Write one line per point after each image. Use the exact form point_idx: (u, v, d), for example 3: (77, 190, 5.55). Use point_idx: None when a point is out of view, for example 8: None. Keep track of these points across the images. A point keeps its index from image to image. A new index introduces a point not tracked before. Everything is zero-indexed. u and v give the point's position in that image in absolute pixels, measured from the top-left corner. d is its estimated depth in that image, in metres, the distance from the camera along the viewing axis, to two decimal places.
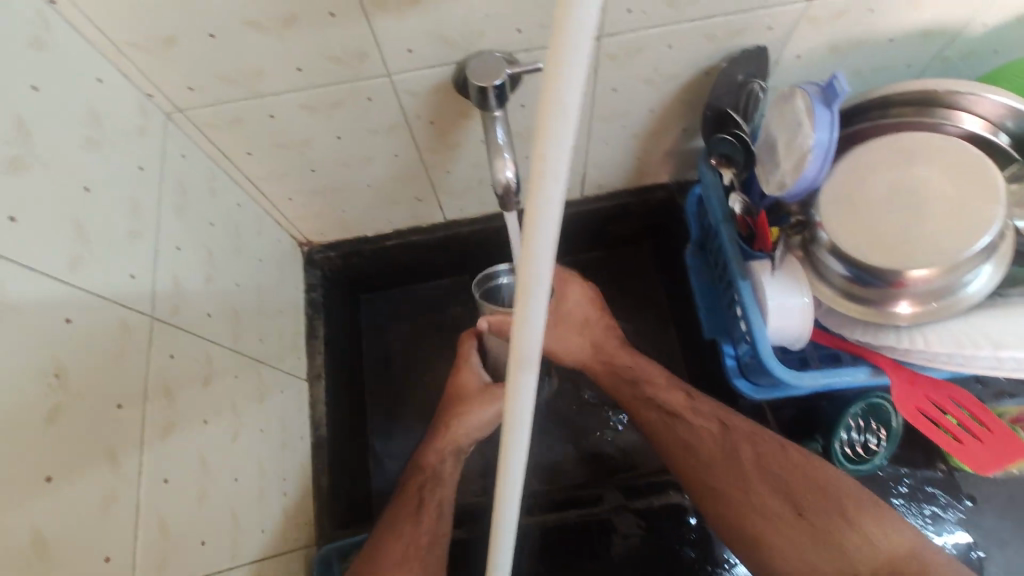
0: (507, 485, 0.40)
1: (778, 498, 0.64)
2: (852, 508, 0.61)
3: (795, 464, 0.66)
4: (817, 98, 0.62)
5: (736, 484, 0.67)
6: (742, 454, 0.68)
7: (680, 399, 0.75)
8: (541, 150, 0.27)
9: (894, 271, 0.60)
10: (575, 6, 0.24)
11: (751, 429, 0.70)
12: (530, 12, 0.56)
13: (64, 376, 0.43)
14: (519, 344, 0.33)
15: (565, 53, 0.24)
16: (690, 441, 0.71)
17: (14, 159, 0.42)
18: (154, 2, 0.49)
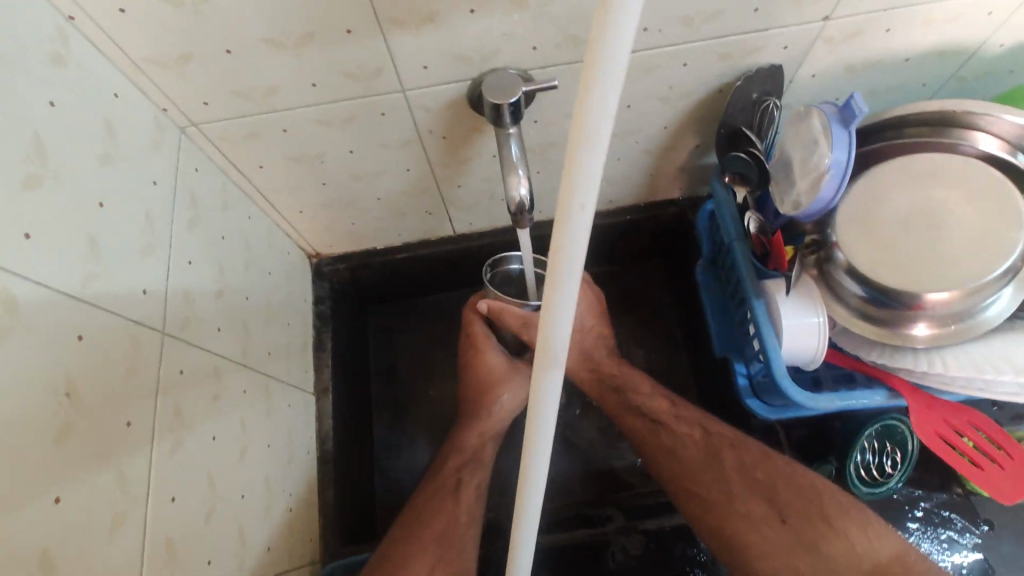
0: (531, 464, 0.42)
1: (763, 504, 0.64)
2: (837, 514, 0.61)
3: (778, 470, 0.66)
4: (834, 118, 0.61)
5: (719, 490, 0.66)
6: (727, 460, 0.68)
7: (664, 406, 0.74)
8: (575, 152, 0.29)
9: (913, 294, 0.59)
10: (611, 21, 0.26)
11: (734, 436, 0.70)
12: (546, 30, 0.56)
13: (75, 395, 0.43)
14: (547, 332, 0.35)
15: (600, 64, 0.27)
16: (676, 448, 0.70)
17: (31, 175, 0.42)
18: (171, 19, 0.49)
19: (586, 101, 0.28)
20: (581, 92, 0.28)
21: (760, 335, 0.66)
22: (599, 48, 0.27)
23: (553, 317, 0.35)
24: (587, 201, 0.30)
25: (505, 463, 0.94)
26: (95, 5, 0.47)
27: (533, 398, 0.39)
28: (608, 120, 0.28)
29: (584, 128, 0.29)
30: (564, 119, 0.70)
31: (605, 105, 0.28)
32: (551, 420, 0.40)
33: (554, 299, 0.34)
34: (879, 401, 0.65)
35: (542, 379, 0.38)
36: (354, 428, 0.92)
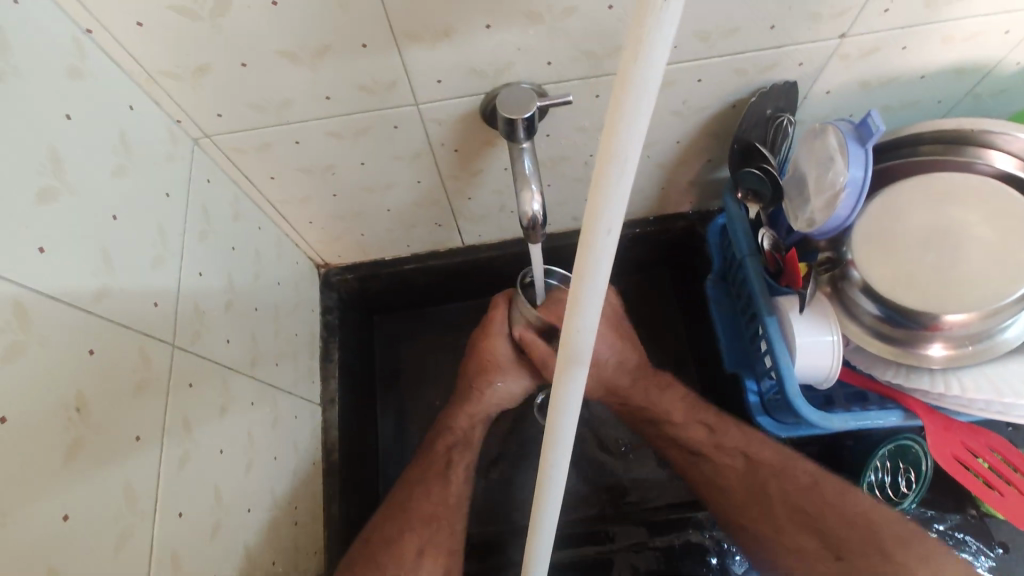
0: (551, 460, 0.44)
1: (816, 540, 0.66)
2: (895, 546, 0.61)
3: (827, 500, 0.67)
4: (850, 136, 0.61)
5: (770, 525, 0.69)
6: (773, 493, 0.69)
7: (702, 435, 0.75)
8: (605, 167, 0.30)
9: (930, 315, 0.59)
10: (645, 43, 0.27)
11: (778, 464, 0.70)
12: (561, 45, 0.56)
13: (85, 410, 0.43)
14: (572, 337, 0.37)
15: (633, 84, 0.28)
16: (719, 481, 0.73)
17: (46, 189, 0.42)
18: (188, 33, 0.49)
19: (617, 123, 0.29)
20: (611, 116, 0.29)
21: (772, 352, 0.65)
22: (632, 74, 0.27)
23: (578, 323, 0.36)
24: (615, 216, 0.32)
25: (511, 477, 0.93)
26: (113, 18, 0.47)
27: (556, 398, 0.40)
28: (638, 141, 0.29)
29: (614, 150, 0.30)
30: (576, 133, 0.69)
31: (635, 127, 0.29)
32: (573, 419, 0.42)
33: (580, 308, 0.36)
34: (895, 422, 0.64)
35: (565, 382, 0.39)
36: (359, 439, 0.91)
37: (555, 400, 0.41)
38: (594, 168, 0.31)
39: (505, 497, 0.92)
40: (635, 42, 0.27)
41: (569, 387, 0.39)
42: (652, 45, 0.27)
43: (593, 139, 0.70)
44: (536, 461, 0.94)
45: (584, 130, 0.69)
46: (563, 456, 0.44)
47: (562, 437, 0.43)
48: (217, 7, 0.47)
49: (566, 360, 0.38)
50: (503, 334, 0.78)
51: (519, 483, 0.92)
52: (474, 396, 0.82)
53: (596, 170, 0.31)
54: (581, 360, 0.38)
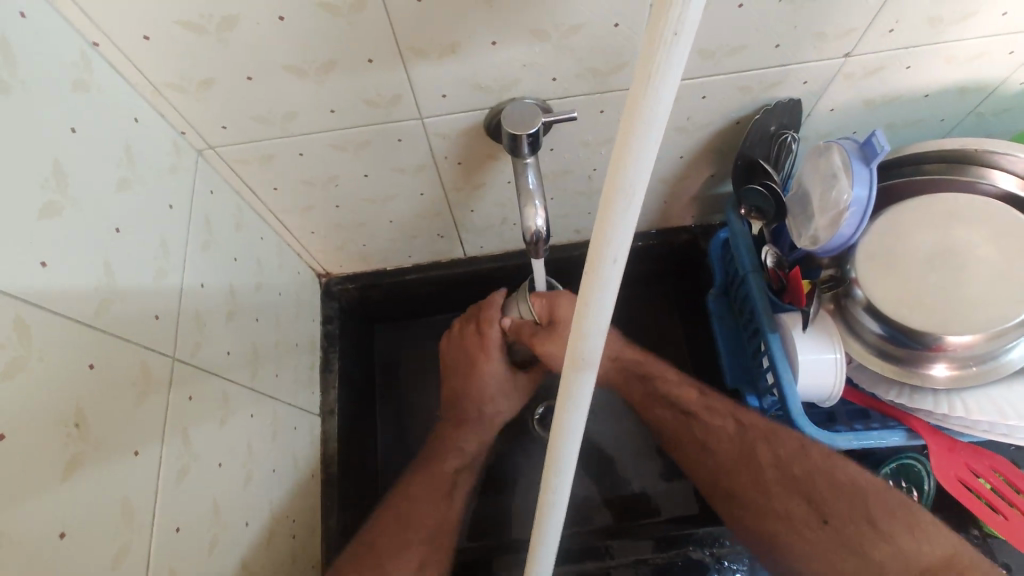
0: (554, 485, 0.44)
1: (802, 505, 0.64)
2: (883, 515, 0.61)
3: (816, 467, 0.64)
4: (854, 155, 0.61)
5: (757, 487, 0.67)
6: (760, 457, 0.67)
7: (693, 397, 0.73)
8: (613, 199, 0.30)
9: (933, 336, 0.58)
10: (655, 79, 0.27)
11: (768, 429, 0.67)
12: (565, 62, 0.56)
13: (84, 427, 0.42)
14: (576, 363, 0.37)
15: (643, 118, 0.28)
16: (709, 442, 0.71)
17: (50, 205, 0.42)
18: (197, 49, 0.49)
19: (625, 154, 0.29)
20: (618, 148, 0.29)
21: (775, 370, 0.65)
22: (641, 105, 0.27)
23: (584, 349, 0.36)
24: (623, 244, 0.32)
25: (511, 490, 0.92)
26: (120, 31, 0.47)
27: (559, 420, 0.40)
28: (646, 172, 0.29)
29: (621, 180, 0.30)
30: (580, 147, 0.69)
31: (643, 158, 0.29)
32: (575, 444, 0.41)
33: (584, 336, 0.35)
34: (898, 442, 0.64)
35: (568, 410, 0.39)
36: (359, 451, 0.90)
37: (558, 423, 0.40)
38: (601, 196, 0.31)
39: (505, 510, 0.91)
40: (646, 76, 0.27)
41: (572, 409, 0.39)
42: (663, 78, 0.27)
43: (596, 153, 0.70)
44: (536, 474, 0.93)
45: (587, 145, 0.69)
46: (565, 476, 0.43)
47: (566, 458, 0.42)
48: (225, 22, 0.47)
49: (568, 383, 0.38)
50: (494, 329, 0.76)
51: (519, 496, 0.92)
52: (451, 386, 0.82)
53: (603, 198, 0.31)
54: (586, 384, 0.38)
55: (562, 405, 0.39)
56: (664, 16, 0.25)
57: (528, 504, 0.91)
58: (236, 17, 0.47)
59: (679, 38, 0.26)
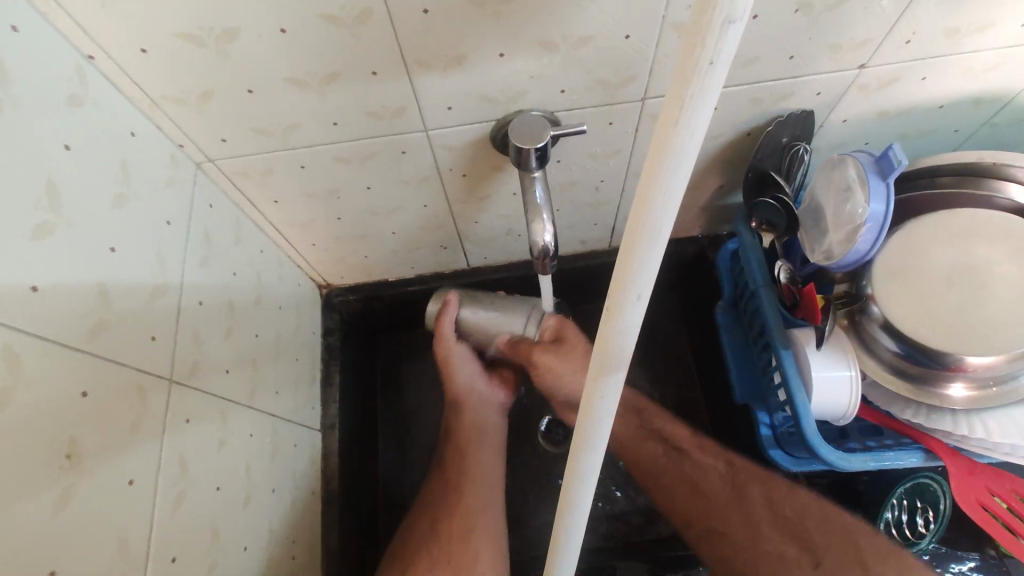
0: (571, 508, 0.43)
1: (794, 547, 0.65)
2: (876, 559, 0.60)
3: (805, 506, 0.68)
4: (871, 169, 0.59)
5: (747, 527, 0.69)
6: (750, 494, 0.70)
7: (686, 435, 0.77)
8: (641, 223, 0.29)
9: (952, 356, 0.57)
10: (691, 103, 0.26)
11: (759, 471, 0.72)
12: (575, 73, 0.55)
13: (77, 457, 0.41)
14: (598, 389, 0.36)
15: (676, 142, 0.27)
16: (698, 477, 0.74)
17: (41, 225, 0.40)
18: (193, 62, 0.48)
19: (652, 188, 0.28)
20: (647, 172, 0.28)
21: (788, 389, 0.63)
22: (674, 129, 0.26)
23: (605, 375, 0.36)
24: (650, 267, 0.31)
25: (515, 505, 0.91)
26: (116, 44, 0.46)
27: (576, 446, 0.40)
28: (674, 205, 0.29)
29: (647, 213, 0.29)
30: (587, 158, 0.68)
31: (675, 182, 0.28)
32: (595, 468, 0.41)
33: (608, 358, 0.35)
34: (916, 462, 0.63)
35: (587, 434, 0.39)
36: (360, 463, 0.89)
37: (576, 447, 0.40)
38: (625, 228, 0.30)
39: (510, 527, 0.89)
40: (675, 110, 0.26)
41: (592, 438, 0.39)
42: (695, 111, 0.26)
43: (603, 165, 0.69)
44: (540, 491, 0.91)
45: (595, 156, 0.68)
46: (583, 498, 0.42)
47: (583, 484, 0.41)
48: (225, 35, 0.46)
49: (587, 409, 0.38)
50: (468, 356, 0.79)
51: (522, 513, 0.90)
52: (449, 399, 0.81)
53: (628, 231, 0.30)
54: (605, 407, 0.37)
55: (583, 430, 0.39)
56: (697, 48, 0.25)
57: (535, 519, 0.90)
58: (238, 29, 0.45)
59: (713, 70, 0.25)
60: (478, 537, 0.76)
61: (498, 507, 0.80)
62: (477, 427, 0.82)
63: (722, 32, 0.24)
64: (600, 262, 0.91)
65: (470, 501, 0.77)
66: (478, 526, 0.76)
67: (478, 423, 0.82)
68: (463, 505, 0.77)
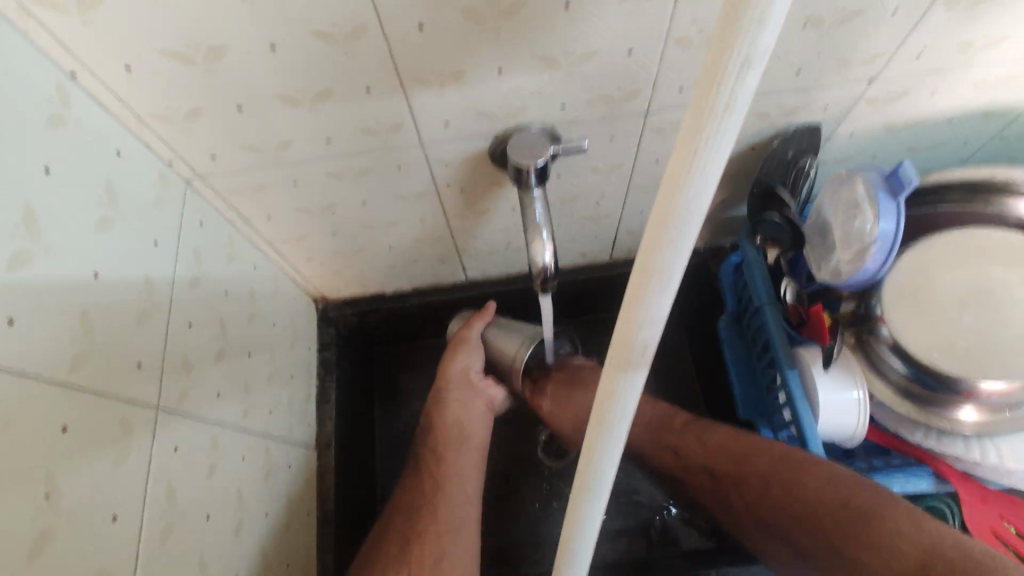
0: (574, 548, 0.41)
1: (787, 546, 0.58)
2: (847, 538, 0.52)
3: (775, 498, 0.58)
4: (880, 187, 0.58)
5: (747, 534, 0.63)
6: (734, 501, 0.63)
7: (670, 458, 0.69)
8: (653, 260, 0.28)
9: (966, 382, 0.55)
10: (708, 138, 0.25)
11: (731, 472, 0.63)
12: (576, 90, 0.53)
13: (56, 496, 0.39)
14: (603, 427, 0.35)
15: (693, 177, 0.26)
16: (693, 496, 0.68)
17: (18, 254, 0.38)
18: (177, 79, 0.46)
19: (666, 227, 0.28)
20: (660, 209, 0.27)
21: (794, 410, 0.62)
22: (692, 163, 0.26)
23: (607, 424, 0.35)
24: (664, 304, 0.30)
25: (514, 522, 0.89)
26: (100, 63, 0.44)
27: (579, 492, 0.38)
28: (687, 247, 0.28)
29: (661, 254, 0.28)
30: (588, 173, 0.66)
31: (690, 218, 0.27)
32: (601, 508, 0.39)
33: (618, 395, 0.34)
34: (926, 488, 0.61)
35: (592, 474, 0.37)
36: (357, 479, 0.87)
37: (581, 485, 0.38)
38: (634, 268, 0.30)
39: (509, 545, 0.88)
40: (690, 149, 0.25)
41: (595, 483, 0.37)
42: (712, 154, 0.25)
43: (605, 179, 0.67)
44: (540, 507, 0.90)
45: (596, 171, 0.66)
46: (589, 537, 0.41)
47: (587, 525, 0.40)
48: (213, 53, 0.44)
49: (590, 458, 0.37)
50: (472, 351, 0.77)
51: (522, 529, 0.89)
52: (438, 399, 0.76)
53: (638, 267, 0.29)
54: (613, 446, 0.36)
55: (585, 474, 0.37)
56: (714, 90, 0.24)
57: (535, 536, 0.88)
58: (225, 47, 0.44)
59: (731, 114, 0.24)
60: (451, 560, 0.68)
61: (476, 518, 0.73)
62: (458, 427, 0.75)
63: (741, 76, 0.24)
64: (601, 275, 0.89)
65: (444, 517, 0.70)
66: (455, 541, 0.69)
67: (458, 422, 0.75)
68: (438, 522, 0.70)
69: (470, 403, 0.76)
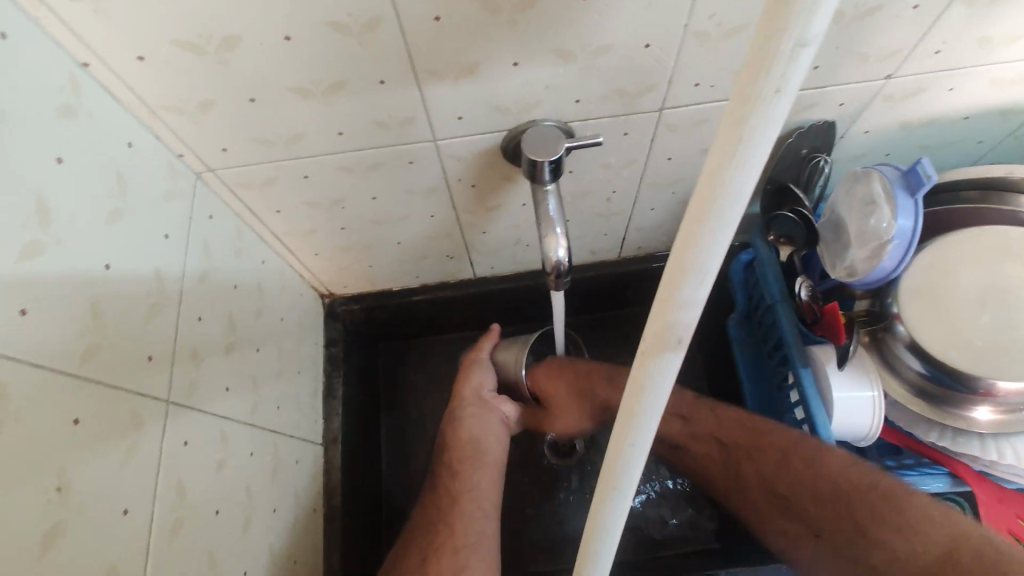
0: (595, 548, 0.39)
1: (795, 520, 0.60)
2: (869, 519, 0.54)
3: (794, 475, 0.59)
4: (898, 183, 0.57)
5: (749, 505, 0.64)
6: (744, 472, 0.63)
7: (677, 427, 0.68)
8: (690, 251, 0.27)
9: (982, 380, 0.55)
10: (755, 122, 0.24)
11: (749, 446, 0.63)
12: (590, 84, 0.53)
13: (68, 489, 0.39)
14: (629, 424, 0.33)
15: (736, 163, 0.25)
16: (699, 469, 0.68)
17: (30, 245, 0.38)
18: (189, 69, 0.45)
19: (704, 217, 0.26)
20: (699, 197, 0.26)
21: (808, 410, 0.62)
22: (736, 149, 0.24)
23: (638, 417, 0.33)
24: (699, 298, 0.29)
25: (522, 520, 0.89)
26: (111, 52, 0.43)
27: (603, 489, 0.36)
28: (726, 240, 0.27)
29: (697, 247, 0.27)
30: (600, 170, 0.66)
31: (732, 207, 0.26)
32: (625, 507, 0.37)
33: (646, 389, 0.32)
34: (941, 488, 0.61)
35: (620, 473, 0.35)
36: (360, 479, 0.86)
37: (608, 484, 0.36)
38: (668, 263, 0.28)
39: (518, 544, 0.87)
40: (734, 133, 0.24)
41: (623, 481, 0.35)
42: (757, 142, 0.24)
43: (617, 175, 0.67)
44: (549, 505, 0.90)
45: (608, 167, 0.65)
46: (611, 537, 0.39)
47: (610, 529, 0.38)
48: (226, 43, 0.44)
49: (616, 455, 0.35)
50: (484, 367, 0.80)
51: (531, 528, 0.88)
52: (452, 415, 0.76)
53: (673, 259, 0.28)
54: (641, 441, 0.34)
55: (611, 470, 0.35)
56: (763, 75, 0.23)
57: (544, 534, 0.88)
58: (238, 37, 0.43)
59: (779, 100, 0.23)
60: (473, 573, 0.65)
61: (493, 529, 0.70)
62: (472, 444, 0.74)
63: (792, 57, 0.22)
64: (610, 272, 0.89)
65: (461, 533, 0.68)
66: (472, 556, 0.66)
67: (475, 437, 0.75)
68: (455, 535, 0.68)
69: (479, 419, 0.76)
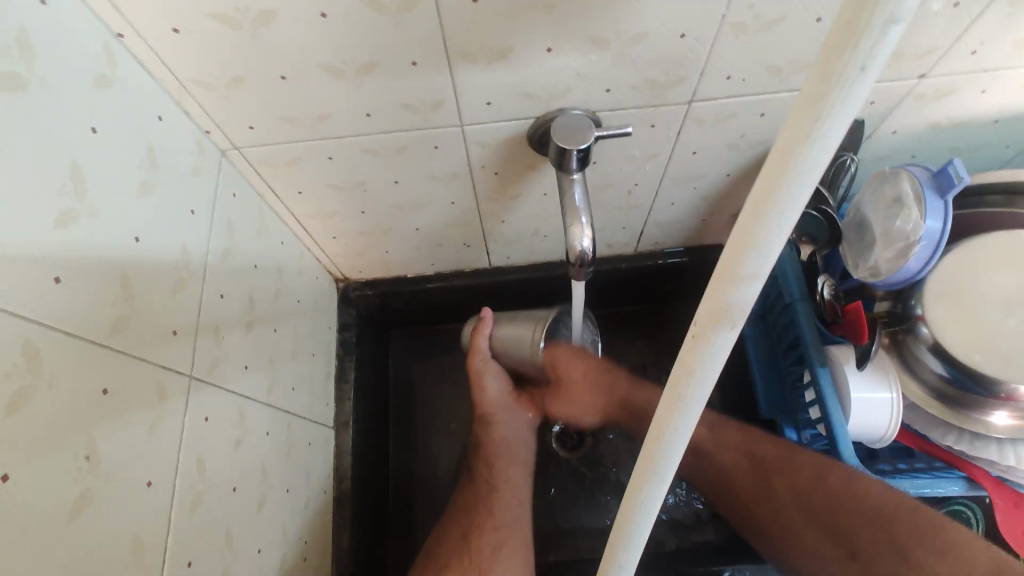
0: (628, 534, 0.39)
1: (830, 540, 0.59)
2: (909, 539, 0.53)
3: (830, 491, 0.58)
4: (928, 184, 0.56)
5: (777, 519, 0.64)
6: (775, 486, 0.64)
7: (703, 434, 0.70)
8: (752, 230, 0.27)
9: (1004, 384, 0.55)
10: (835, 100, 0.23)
11: (778, 460, 0.64)
12: (622, 73, 0.52)
13: (96, 458, 0.39)
14: (669, 409, 0.33)
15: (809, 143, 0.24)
16: (725, 479, 0.69)
17: (65, 212, 0.38)
18: (223, 43, 0.45)
19: (770, 196, 0.26)
20: (768, 174, 0.25)
21: (824, 410, 0.62)
22: (811, 126, 0.24)
23: (684, 403, 0.32)
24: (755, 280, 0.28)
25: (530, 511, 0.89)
26: (147, 24, 0.43)
27: (641, 472, 0.36)
28: (790, 224, 0.26)
29: (759, 228, 0.26)
30: (623, 162, 0.65)
31: (800, 188, 0.25)
32: (660, 491, 0.37)
33: (690, 375, 0.31)
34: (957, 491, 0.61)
35: (658, 459, 0.35)
36: (369, 469, 0.86)
37: (644, 470, 0.36)
38: (727, 242, 0.28)
39: None
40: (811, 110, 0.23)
41: (663, 465, 0.35)
42: (833, 122, 0.23)
43: (640, 168, 0.67)
44: (557, 497, 0.90)
45: (632, 160, 0.65)
46: (643, 524, 0.38)
47: (642, 516, 0.38)
48: (262, 18, 0.43)
49: (656, 440, 0.34)
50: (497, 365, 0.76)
51: (539, 519, 0.89)
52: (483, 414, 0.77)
53: (733, 237, 0.27)
54: (682, 427, 0.33)
55: (651, 451, 0.35)
56: (849, 48, 0.22)
57: (551, 526, 0.88)
58: (274, 12, 0.43)
59: (861, 78, 0.22)
60: (508, 552, 0.69)
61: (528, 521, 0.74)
62: (506, 442, 0.76)
63: (883, 33, 0.21)
64: (625, 267, 0.88)
65: (500, 516, 0.71)
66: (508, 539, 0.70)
67: (509, 435, 0.76)
68: (495, 517, 0.71)
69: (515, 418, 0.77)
